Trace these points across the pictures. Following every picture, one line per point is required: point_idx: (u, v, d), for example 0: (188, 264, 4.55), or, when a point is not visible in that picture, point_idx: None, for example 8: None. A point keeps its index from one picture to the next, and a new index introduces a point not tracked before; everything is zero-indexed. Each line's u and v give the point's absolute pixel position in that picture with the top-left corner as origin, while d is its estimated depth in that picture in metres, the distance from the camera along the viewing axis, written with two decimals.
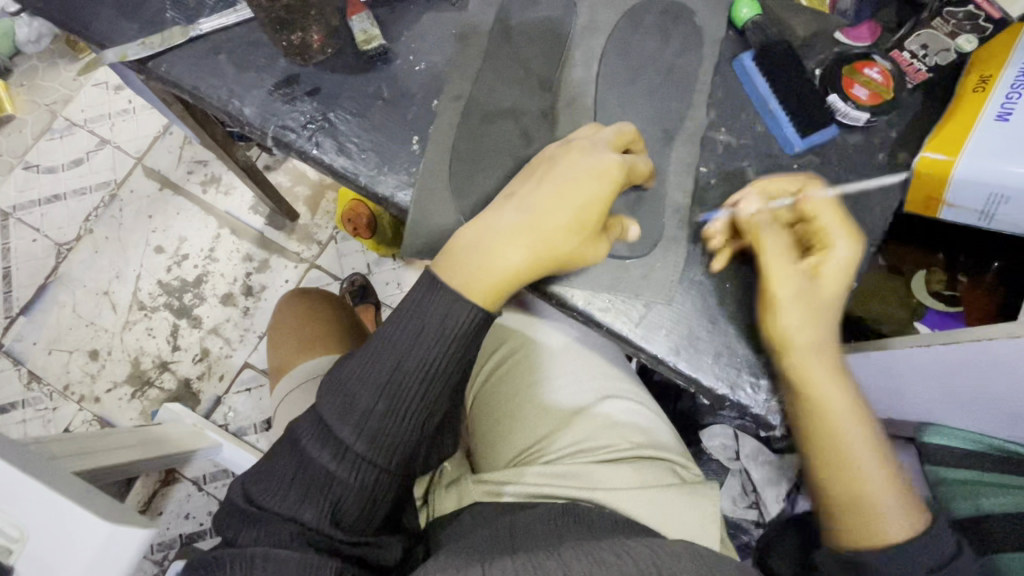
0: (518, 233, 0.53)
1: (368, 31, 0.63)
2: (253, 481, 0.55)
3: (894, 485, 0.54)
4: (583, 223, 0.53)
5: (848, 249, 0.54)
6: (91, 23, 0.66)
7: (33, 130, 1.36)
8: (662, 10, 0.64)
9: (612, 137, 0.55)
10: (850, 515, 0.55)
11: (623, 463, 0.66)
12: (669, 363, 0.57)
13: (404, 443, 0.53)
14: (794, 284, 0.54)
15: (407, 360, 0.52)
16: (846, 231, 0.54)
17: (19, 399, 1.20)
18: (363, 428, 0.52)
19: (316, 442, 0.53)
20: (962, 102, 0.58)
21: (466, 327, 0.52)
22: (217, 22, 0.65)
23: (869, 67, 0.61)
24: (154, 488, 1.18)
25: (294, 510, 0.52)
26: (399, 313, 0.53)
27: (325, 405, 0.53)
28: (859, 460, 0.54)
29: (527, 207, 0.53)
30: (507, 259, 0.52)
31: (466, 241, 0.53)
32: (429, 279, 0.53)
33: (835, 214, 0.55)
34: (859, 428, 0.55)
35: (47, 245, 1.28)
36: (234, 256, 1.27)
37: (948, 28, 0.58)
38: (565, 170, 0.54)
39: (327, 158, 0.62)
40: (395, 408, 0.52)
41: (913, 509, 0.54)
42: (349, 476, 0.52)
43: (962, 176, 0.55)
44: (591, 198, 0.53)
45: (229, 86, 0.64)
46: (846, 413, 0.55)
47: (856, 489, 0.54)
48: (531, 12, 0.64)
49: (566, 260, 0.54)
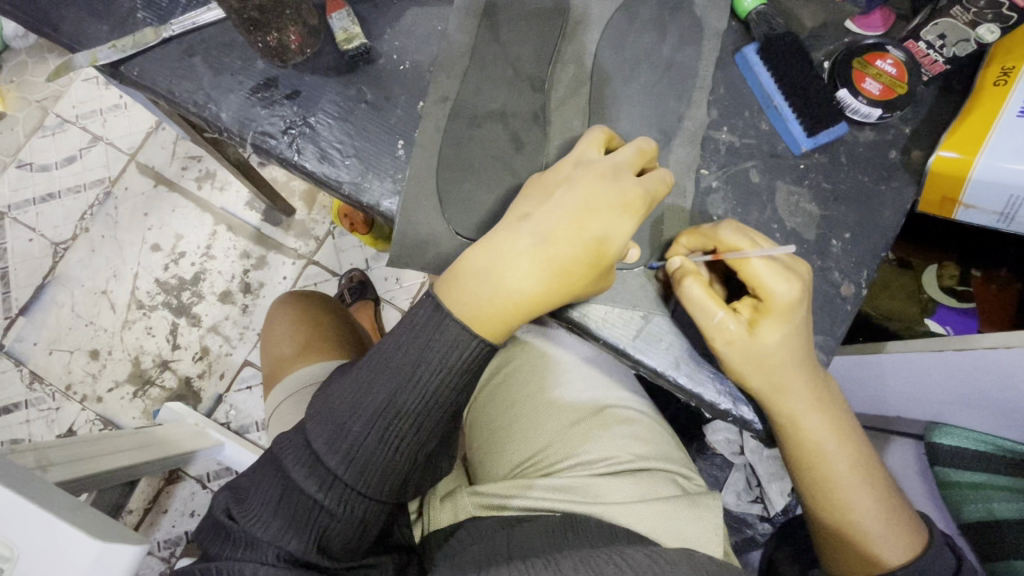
0: (534, 262, 0.49)
1: (349, 30, 0.60)
2: (235, 500, 0.53)
3: (884, 509, 0.56)
4: (602, 254, 0.49)
5: (783, 294, 0.50)
6: (60, 24, 0.63)
7: (25, 127, 1.33)
8: (659, 2, 0.61)
9: (635, 156, 0.51)
10: (838, 536, 0.57)
11: (623, 476, 0.63)
12: (669, 377, 0.55)
13: (395, 469, 0.52)
14: (727, 334, 0.51)
15: (400, 394, 0.50)
16: (777, 277, 0.50)
17: (23, 400, 1.19)
18: (352, 455, 0.50)
19: (303, 467, 0.51)
20: (982, 97, 0.54)
21: (466, 361, 0.50)
22: (189, 21, 0.62)
23: (880, 59, 0.56)
24: (159, 486, 1.17)
25: (276, 538, 0.50)
26: (392, 340, 0.51)
27: (313, 430, 0.51)
28: (849, 485, 0.55)
29: (544, 230, 0.50)
30: (517, 289, 0.49)
31: (473, 268, 0.50)
32: (432, 302, 0.50)
33: (765, 263, 0.50)
34: (850, 457, 0.55)
35: (43, 244, 1.26)
36: (231, 253, 1.25)
37: (968, 17, 0.54)
38: (585, 194, 0.50)
39: (308, 165, 0.59)
40: (386, 441, 0.51)
41: (903, 534, 0.56)
42: (338, 503, 0.51)
43: (981, 177, 0.52)
44: (613, 226, 0.49)
45: (205, 90, 0.61)
46: (836, 443, 0.55)
47: (846, 513, 0.56)
48: (521, 4, 0.60)
49: (579, 293, 0.51)
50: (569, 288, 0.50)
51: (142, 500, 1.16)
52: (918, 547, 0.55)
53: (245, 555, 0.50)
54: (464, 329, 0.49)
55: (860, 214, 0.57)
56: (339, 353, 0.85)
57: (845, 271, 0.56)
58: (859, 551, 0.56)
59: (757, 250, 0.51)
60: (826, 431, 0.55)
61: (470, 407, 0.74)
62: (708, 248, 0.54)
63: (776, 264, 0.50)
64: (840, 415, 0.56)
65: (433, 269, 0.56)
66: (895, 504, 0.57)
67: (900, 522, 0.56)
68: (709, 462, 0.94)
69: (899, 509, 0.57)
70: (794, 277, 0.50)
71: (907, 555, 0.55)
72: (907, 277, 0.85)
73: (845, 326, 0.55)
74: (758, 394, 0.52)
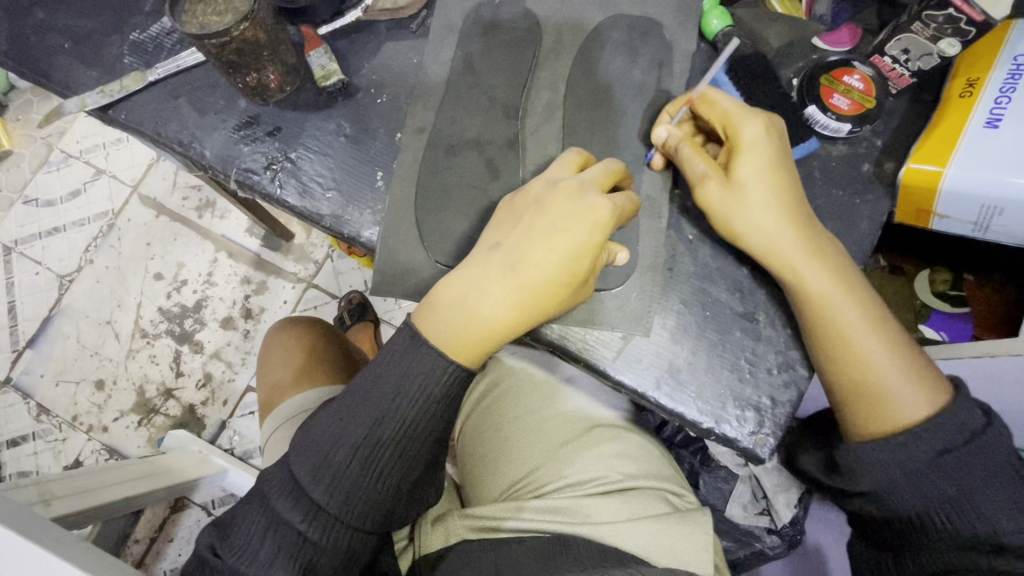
0: (506, 287, 0.50)
1: (327, 66, 0.62)
2: (219, 537, 0.53)
3: (904, 365, 0.51)
4: (573, 274, 0.50)
5: (747, 132, 0.52)
6: (53, 71, 0.66)
7: (30, 164, 1.37)
8: (629, 26, 0.61)
9: (601, 176, 0.52)
10: (854, 397, 0.51)
11: (613, 495, 0.63)
12: (649, 397, 0.55)
13: (378, 500, 0.52)
14: (710, 183, 0.53)
15: (384, 419, 0.51)
16: (740, 117, 0.53)
17: (31, 432, 1.21)
18: (335, 487, 0.51)
19: (287, 500, 0.51)
20: (948, 108, 0.54)
21: (447, 389, 0.51)
22: (174, 64, 0.64)
23: (847, 75, 0.58)
24: (165, 514, 1.17)
25: (260, 573, 0.50)
26: (373, 370, 0.52)
27: (296, 463, 0.52)
28: (863, 336, 0.51)
29: (514, 259, 0.50)
30: (490, 313, 0.50)
31: (448, 297, 0.51)
32: (411, 333, 0.51)
33: (731, 104, 0.54)
34: (860, 310, 0.51)
35: (49, 277, 1.29)
36: (232, 280, 1.27)
37: (928, 32, 0.56)
38: (552, 217, 0.50)
39: (290, 200, 0.61)
40: (371, 467, 0.51)
41: (928, 385, 0.50)
42: (324, 537, 0.51)
43: (951, 188, 0.52)
44: (580, 253, 0.49)
45: (191, 129, 0.63)
46: (845, 295, 0.51)
47: (859, 366, 0.51)
48: (493, 35, 0.62)
49: (558, 309, 0.51)
50: (543, 310, 0.50)
51: (148, 529, 1.16)
52: (944, 402, 0.50)
53: None
54: (442, 359, 0.50)
55: (837, 228, 0.57)
56: (338, 383, 0.86)
57: None
58: (880, 410, 0.50)
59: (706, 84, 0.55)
60: (830, 284, 0.51)
61: (462, 430, 0.75)
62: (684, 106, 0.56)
63: (741, 107, 0.53)
64: (850, 275, 0.52)
65: (413, 298, 0.57)
66: (918, 362, 0.51)
67: (923, 377, 0.50)
68: (714, 476, 0.92)
69: (925, 368, 0.51)
70: (759, 117, 0.53)
71: (932, 412, 0.49)
72: (898, 283, 0.83)
73: None
74: (747, 241, 0.53)
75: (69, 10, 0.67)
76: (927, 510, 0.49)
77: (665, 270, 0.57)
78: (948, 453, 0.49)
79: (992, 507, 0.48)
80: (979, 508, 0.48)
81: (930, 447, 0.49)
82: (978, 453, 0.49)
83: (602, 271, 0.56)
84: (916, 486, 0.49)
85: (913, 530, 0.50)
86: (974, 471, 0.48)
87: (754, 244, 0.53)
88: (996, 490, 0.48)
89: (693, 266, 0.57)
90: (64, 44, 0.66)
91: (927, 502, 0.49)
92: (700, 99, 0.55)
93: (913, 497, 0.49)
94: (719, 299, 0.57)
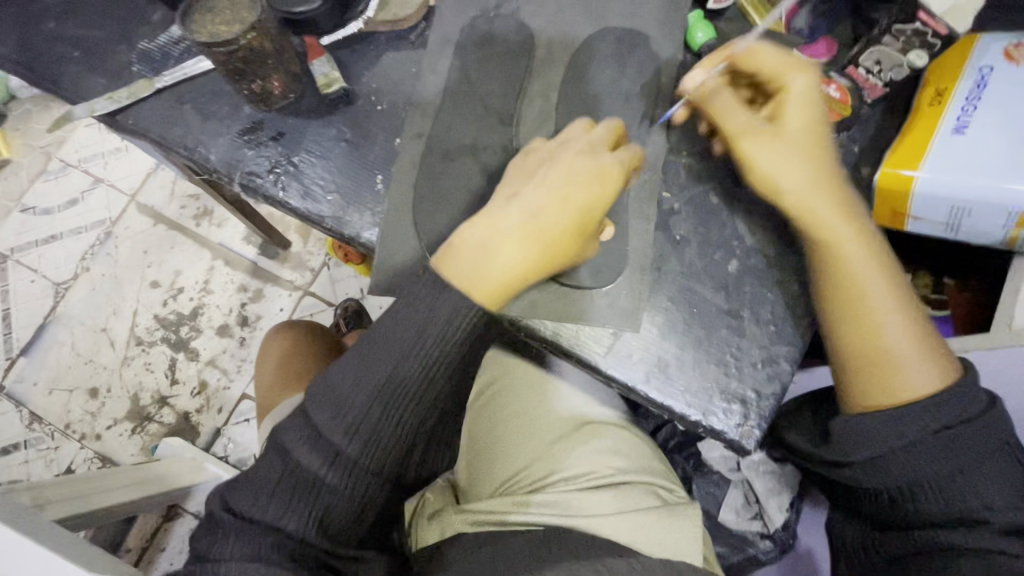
0: (523, 234, 0.51)
1: (329, 75, 0.64)
2: (231, 490, 0.53)
3: (915, 338, 0.53)
4: (586, 225, 0.52)
5: (798, 86, 0.55)
6: (60, 80, 0.68)
7: (29, 173, 1.38)
8: (617, 39, 0.64)
9: (605, 136, 0.55)
10: (868, 363, 0.54)
11: (603, 489, 0.64)
12: (639, 390, 0.57)
13: (396, 444, 0.52)
14: (755, 129, 0.55)
15: (405, 362, 0.51)
16: (793, 70, 0.55)
17: (22, 440, 1.21)
18: (354, 432, 0.51)
19: (305, 446, 0.51)
20: (919, 116, 0.57)
21: (467, 335, 0.51)
22: (180, 73, 0.66)
23: (825, 85, 0.60)
24: (156, 524, 1.16)
25: (276, 520, 0.50)
26: (395, 315, 0.51)
27: (316, 410, 0.51)
28: (878, 305, 0.54)
29: (533, 207, 0.52)
30: (508, 259, 0.51)
31: (469, 241, 0.52)
32: (432, 276, 0.51)
33: (778, 56, 0.56)
34: (887, 281, 0.55)
35: (45, 285, 1.30)
36: (228, 287, 1.28)
37: (898, 45, 0.61)
38: (564, 172, 0.53)
39: (292, 202, 0.63)
40: (391, 413, 0.51)
41: (941, 360, 0.53)
42: (341, 482, 0.51)
43: (924, 190, 0.55)
44: (593, 204, 0.52)
45: (195, 135, 0.65)
46: (861, 252, 0.54)
47: (873, 334, 0.54)
48: (488, 47, 0.64)
49: (569, 261, 0.53)
50: (559, 256, 0.52)
51: (140, 539, 1.15)
52: (953, 378, 0.52)
53: (242, 546, 0.49)
54: (464, 306, 0.50)
55: None
56: None
57: (805, 282, 0.59)
58: (896, 376, 0.53)
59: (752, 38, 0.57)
60: (848, 239, 0.54)
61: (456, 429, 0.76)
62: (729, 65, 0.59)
63: (790, 59, 0.56)
64: (864, 233, 0.55)
65: None
66: (930, 339, 0.54)
67: (937, 352, 0.53)
68: (706, 480, 0.93)
69: (935, 345, 0.54)
70: (808, 72, 0.56)
71: (939, 387, 0.52)
72: None
73: (808, 337, 0.58)
74: (785, 194, 0.54)
75: (78, 22, 0.70)
76: (920, 481, 0.51)
77: (654, 270, 0.59)
78: (949, 429, 0.51)
79: (985, 484, 0.50)
80: (971, 483, 0.50)
81: (932, 421, 0.51)
82: (979, 432, 0.51)
83: (593, 269, 0.58)
84: (914, 458, 0.51)
85: (905, 502, 0.52)
86: (972, 448, 0.51)
87: (785, 201, 0.55)
88: (992, 469, 0.51)
89: (680, 265, 0.60)
90: (71, 54, 0.69)
91: (923, 473, 0.51)
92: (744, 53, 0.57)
93: (908, 466, 0.51)
94: (705, 297, 0.59)
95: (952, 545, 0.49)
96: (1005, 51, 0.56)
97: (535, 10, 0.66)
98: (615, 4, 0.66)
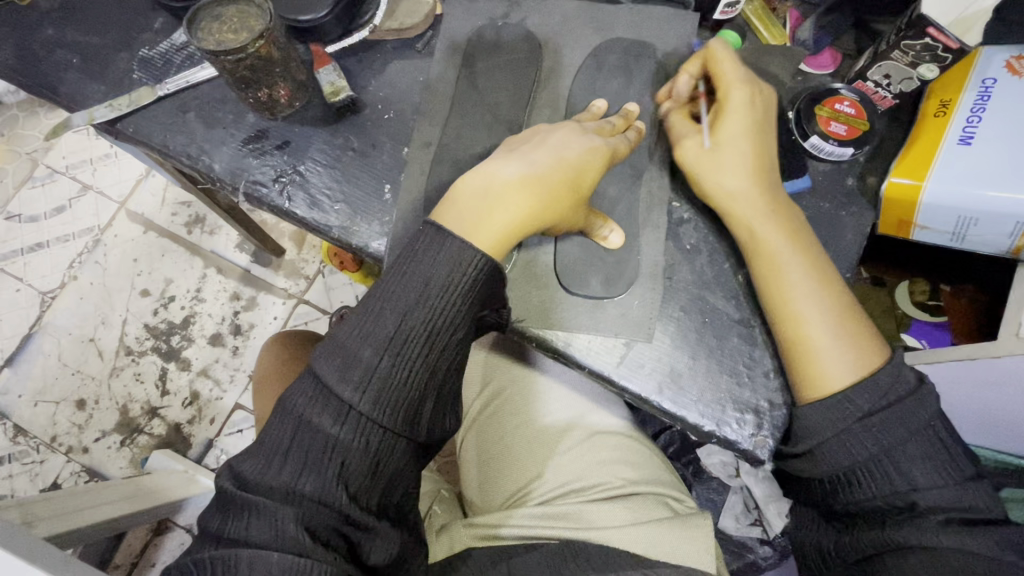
0: (523, 185, 0.52)
1: (336, 83, 0.64)
2: (240, 459, 0.49)
3: (841, 330, 0.52)
4: (580, 187, 0.54)
5: (735, 97, 0.56)
6: (57, 87, 0.67)
7: (14, 180, 1.35)
8: (624, 49, 0.65)
9: (595, 129, 0.57)
10: (792, 363, 0.53)
11: (615, 501, 0.64)
12: (655, 402, 0.56)
13: (407, 399, 0.48)
14: (697, 140, 0.58)
15: (409, 314, 0.48)
16: (734, 81, 0.56)
17: (6, 453, 1.17)
18: (366, 386, 0.47)
19: (315, 403, 0.47)
20: (925, 127, 0.58)
21: (474, 275, 0.49)
22: (181, 81, 0.65)
23: (839, 102, 0.61)
24: (146, 538, 1.12)
25: (289, 483, 0.46)
26: (398, 266, 0.49)
27: (322, 366, 0.48)
28: (801, 306, 0.53)
29: (529, 159, 0.53)
30: (509, 207, 0.52)
31: (470, 187, 0.53)
32: (435, 228, 0.50)
33: (733, 67, 0.56)
34: (817, 282, 0.54)
35: (31, 294, 1.26)
36: (221, 296, 1.26)
37: (908, 60, 0.57)
38: (560, 138, 0.55)
39: (298, 212, 0.62)
40: (398, 365, 0.48)
41: (863, 355, 0.52)
42: (355, 436, 0.47)
43: (930, 201, 0.56)
44: (587, 168, 0.54)
45: (198, 143, 0.64)
46: (802, 256, 0.54)
47: (796, 330, 0.53)
48: (494, 56, 0.64)
49: (564, 220, 0.54)
50: (554, 211, 0.53)
51: (129, 554, 1.11)
52: (874, 371, 0.51)
53: (250, 521, 0.45)
54: (469, 247, 0.49)
55: (825, 237, 0.60)
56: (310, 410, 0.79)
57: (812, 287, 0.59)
58: (811, 374, 0.52)
59: (717, 44, 0.57)
60: (795, 254, 0.54)
61: (463, 441, 0.75)
62: (696, 70, 0.59)
63: (735, 73, 0.56)
64: (811, 242, 0.55)
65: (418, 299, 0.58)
66: (855, 327, 0.53)
67: (860, 348, 0.52)
68: (705, 487, 0.92)
69: (865, 331, 0.53)
70: (749, 87, 0.56)
71: (865, 373, 0.51)
72: (880, 294, 0.85)
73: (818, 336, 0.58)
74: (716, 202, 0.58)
75: (76, 26, 0.69)
76: (853, 471, 0.50)
77: (665, 278, 0.59)
78: (872, 416, 0.50)
79: (910, 466, 0.49)
80: (898, 467, 0.49)
81: (854, 407, 0.50)
82: (902, 414, 0.50)
83: (605, 279, 0.58)
84: (843, 444, 0.50)
85: (842, 493, 0.51)
86: (896, 430, 0.49)
87: (724, 212, 0.58)
88: (914, 449, 0.49)
89: (693, 274, 0.60)
90: (69, 60, 0.68)
91: (866, 458, 0.50)
92: (711, 57, 0.57)
93: (857, 452, 0.50)
94: (716, 306, 0.59)
95: (902, 541, 0.48)
96: (1007, 63, 0.56)
97: (542, 20, 0.66)
98: (622, 14, 0.66)
